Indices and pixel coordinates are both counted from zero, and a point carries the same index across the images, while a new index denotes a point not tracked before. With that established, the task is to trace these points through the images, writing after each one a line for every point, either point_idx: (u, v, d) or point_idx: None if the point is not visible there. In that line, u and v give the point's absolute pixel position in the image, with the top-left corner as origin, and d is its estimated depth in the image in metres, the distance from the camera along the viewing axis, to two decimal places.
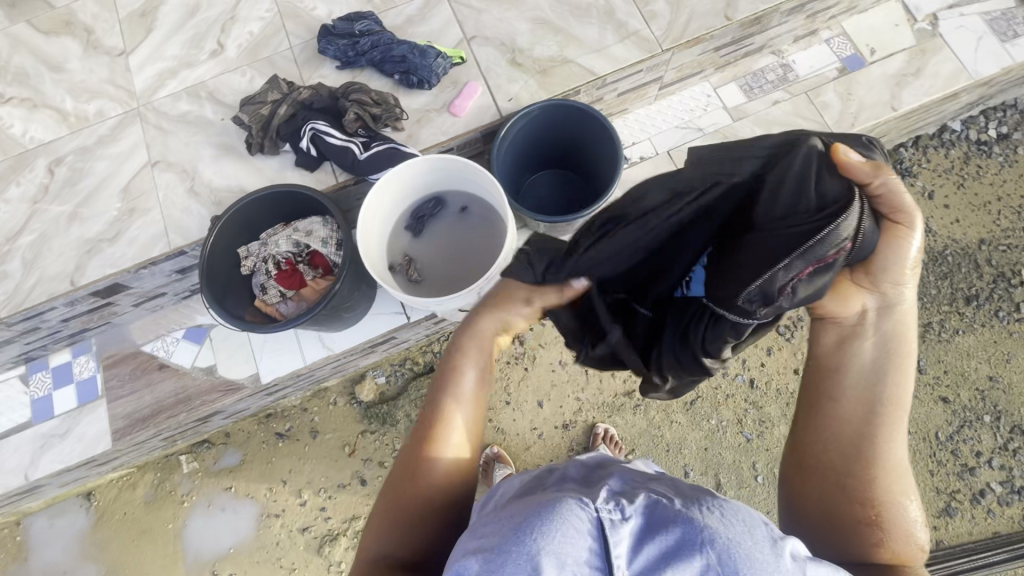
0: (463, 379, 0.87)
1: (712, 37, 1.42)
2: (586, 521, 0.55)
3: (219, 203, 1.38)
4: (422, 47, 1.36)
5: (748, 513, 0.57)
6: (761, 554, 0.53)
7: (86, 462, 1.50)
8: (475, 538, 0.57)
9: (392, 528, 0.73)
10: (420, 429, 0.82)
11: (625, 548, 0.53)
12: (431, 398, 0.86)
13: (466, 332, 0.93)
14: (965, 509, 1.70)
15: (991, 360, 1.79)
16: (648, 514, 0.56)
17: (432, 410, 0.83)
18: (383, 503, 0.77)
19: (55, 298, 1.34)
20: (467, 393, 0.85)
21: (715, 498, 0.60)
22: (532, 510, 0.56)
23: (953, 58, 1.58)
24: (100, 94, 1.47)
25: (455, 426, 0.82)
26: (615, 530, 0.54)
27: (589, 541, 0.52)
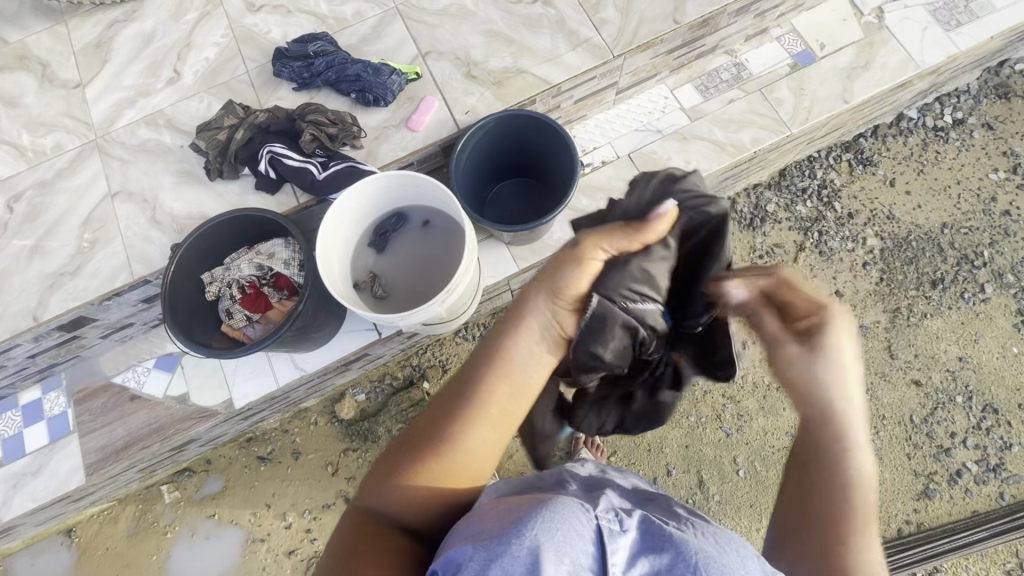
0: (512, 374, 0.70)
1: (662, 41, 1.45)
2: (588, 526, 0.55)
3: (181, 230, 1.37)
4: (376, 65, 1.37)
5: (738, 543, 0.59)
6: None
7: (61, 498, 1.48)
8: (472, 522, 0.56)
9: (391, 498, 0.63)
10: (456, 393, 0.69)
11: (620, 559, 0.55)
12: (464, 373, 0.70)
13: (521, 313, 0.73)
14: (943, 490, 1.72)
15: (960, 342, 1.82)
16: (651, 533, 0.58)
17: (468, 395, 0.68)
18: (386, 463, 0.66)
19: (17, 335, 1.33)
20: (512, 381, 0.70)
21: (711, 526, 0.62)
22: (533, 503, 0.56)
23: (900, 49, 1.62)
24: (58, 128, 1.47)
25: (493, 420, 0.68)
26: (613, 538, 0.56)
27: (590, 547, 0.53)
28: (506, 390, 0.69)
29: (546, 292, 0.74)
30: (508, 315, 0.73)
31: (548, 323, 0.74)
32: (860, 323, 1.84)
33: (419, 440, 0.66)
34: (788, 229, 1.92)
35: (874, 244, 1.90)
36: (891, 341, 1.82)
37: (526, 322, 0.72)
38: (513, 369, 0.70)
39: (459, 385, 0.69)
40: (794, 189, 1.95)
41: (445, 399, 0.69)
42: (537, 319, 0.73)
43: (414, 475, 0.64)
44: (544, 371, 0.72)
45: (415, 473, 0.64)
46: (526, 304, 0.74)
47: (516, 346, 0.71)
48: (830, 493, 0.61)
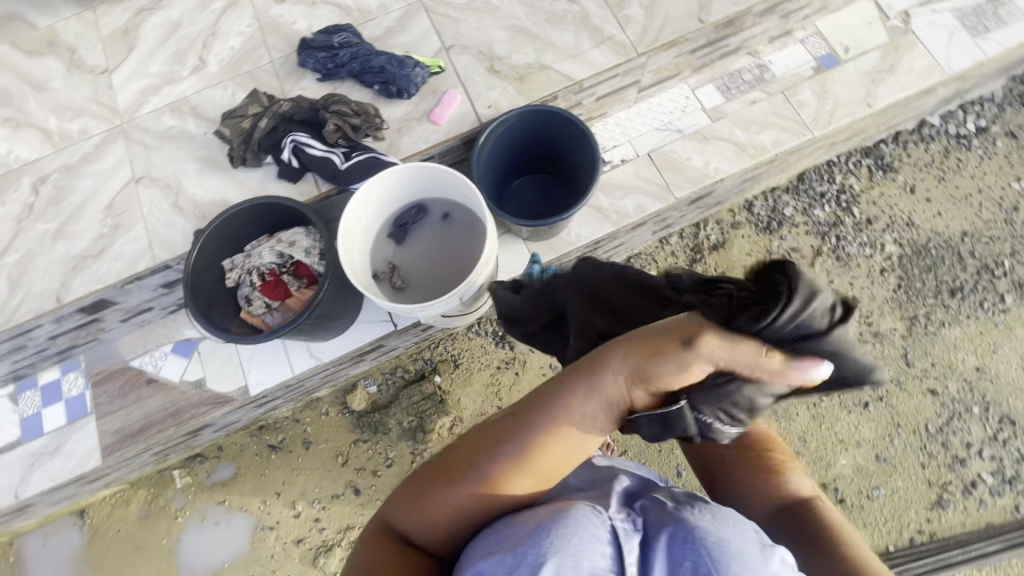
0: (562, 438, 0.72)
1: (686, 40, 1.45)
2: (603, 528, 0.64)
3: (203, 217, 1.39)
4: (401, 58, 1.38)
5: (738, 519, 0.66)
6: (751, 555, 0.61)
7: (77, 479, 1.49)
8: (499, 537, 0.65)
9: (423, 515, 0.72)
10: (505, 432, 0.72)
11: (636, 557, 0.63)
12: (515, 422, 0.72)
13: (589, 384, 0.71)
14: (957, 501, 1.70)
15: (978, 352, 1.80)
16: (658, 526, 0.66)
17: (515, 449, 0.71)
18: (425, 484, 0.73)
19: (41, 315, 1.35)
20: (557, 438, 0.71)
21: (713, 508, 0.69)
22: (550, 513, 0.65)
23: (925, 54, 1.61)
24: (84, 113, 1.48)
25: (532, 471, 0.71)
26: (627, 538, 0.64)
27: (606, 548, 0.62)
28: (547, 445, 0.71)
29: (629, 371, 0.69)
30: (575, 380, 0.72)
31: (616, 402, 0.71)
32: (876, 330, 1.83)
33: (459, 476, 0.72)
34: (806, 233, 1.91)
35: (893, 251, 1.88)
36: (907, 349, 1.81)
37: (591, 395, 0.71)
38: (564, 435, 0.72)
39: (508, 437, 0.71)
40: (813, 194, 1.93)
41: (490, 439, 0.72)
42: (605, 394, 0.70)
43: (451, 503, 0.71)
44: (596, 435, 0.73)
45: (450, 500, 0.71)
46: (600, 379, 0.70)
47: (573, 413, 0.71)
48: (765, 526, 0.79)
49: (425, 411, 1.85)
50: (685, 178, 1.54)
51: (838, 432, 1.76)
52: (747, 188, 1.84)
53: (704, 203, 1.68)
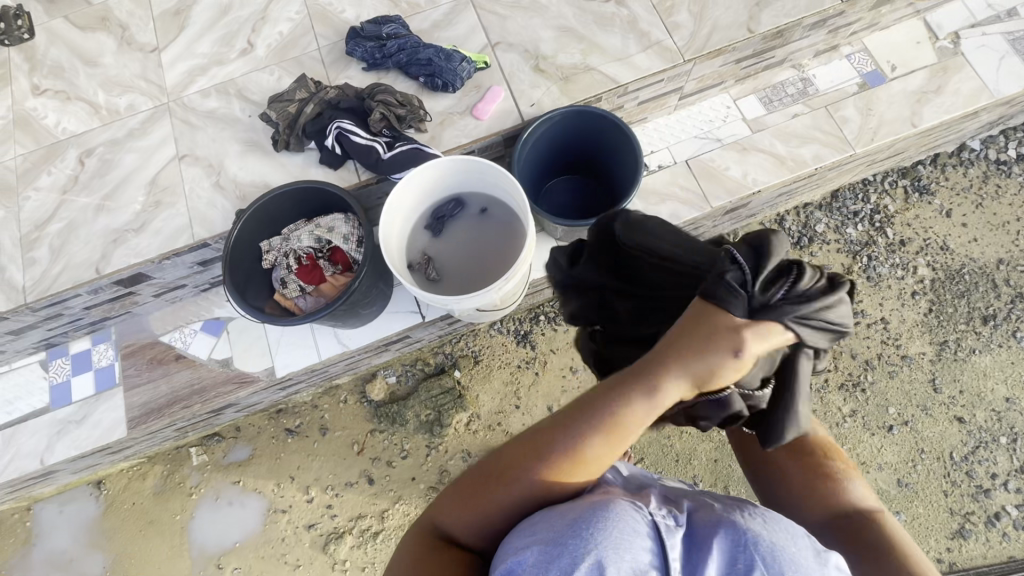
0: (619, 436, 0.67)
1: (734, 49, 1.44)
2: (643, 523, 0.60)
3: (243, 198, 1.40)
4: (448, 51, 1.39)
5: (787, 523, 0.61)
6: (807, 560, 0.57)
7: (101, 449, 1.51)
8: (530, 532, 0.61)
9: (472, 518, 0.66)
10: (577, 413, 0.68)
11: (678, 553, 0.58)
12: (566, 421, 0.67)
13: (647, 386, 0.66)
14: (979, 532, 1.67)
15: (1008, 382, 1.76)
16: (700, 524, 0.61)
17: (569, 446, 0.66)
18: (470, 487, 0.67)
19: (79, 285, 1.37)
20: (625, 424, 0.67)
21: (757, 508, 0.64)
22: (588, 506, 0.61)
23: (974, 76, 1.59)
24: (132, 89, 1.51)
25: (597, 449, 0.67)
26: (670, 534, 0.60)
27: (648, 543, 0.57)
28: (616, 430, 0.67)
29: (685, 374, 0.65)
30: (629, 380, 0.67)
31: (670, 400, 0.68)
32: (904, 353, 1.80)
33: (506, 480, 0.66)
34: (837, 251, 1.88)
35: (926, 274, 1.85)
36: (935, 375, 1.78)
37: (650, 398, 0.66)
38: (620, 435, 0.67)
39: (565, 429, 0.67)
40: (846, 212, 1.91)
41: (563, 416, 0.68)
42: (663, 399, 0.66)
43: (504, 504, 0.66)
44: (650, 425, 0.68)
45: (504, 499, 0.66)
46: (657, 381, 0.66)
47: (630, 410, 0.67)
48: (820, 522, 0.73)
49: (442, 406, 1.86)
50: (722, 187, 1.53)
51: (861, 454, 1.73)
52: (781, 202, 1.83)
53: (739, 214, 1.66)
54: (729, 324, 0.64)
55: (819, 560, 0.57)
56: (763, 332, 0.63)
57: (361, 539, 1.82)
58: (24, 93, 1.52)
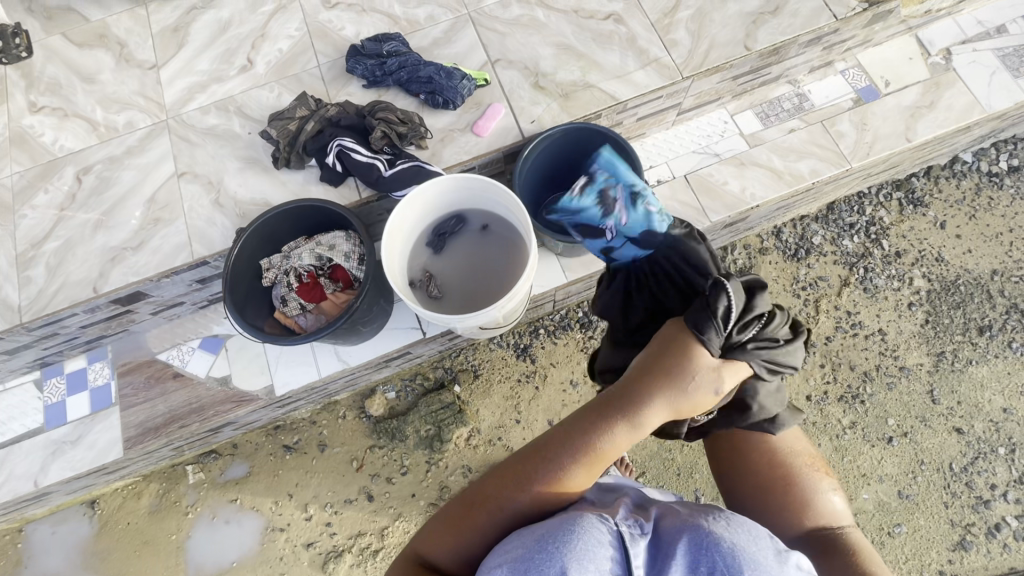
0: (602, 466, 0.70)
1: (730, 66, 1.45)
2: (609, 532, 0.61)
3: (243, 215, 1.40)
4: (449, 69, 1.39)
5: (751, 527, 0.62)
6: (765, 558, 0.58)
7: (96, 469, 1.48)
8: (503, 548, 0.61)
9: (461, 545, 0.66)
10: (564, 438, 0.70)
11: (643, 560, 0.60)
12: (558, 447, 0.69)
13: (632, 418, 0.70)
14: (980, 543, 1.67)
15: (1005, 392, 1.78)
16: (665, 530, 0.63)
17: (559, 476, 0.68)
18: (459, 512, 0.67)
19: (76, 304, 1.35)
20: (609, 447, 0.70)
21: (723, 513, 0.65)
22: (557, 519, 0.62)
23: (966, 92, 1.61)
24: (131, 106, 1.50)
25: (586, 472, 0.69)
26: (634, 543, 0.61)
27: (612, 551, 0.59)
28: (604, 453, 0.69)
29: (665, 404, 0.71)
30: (610, 412, 0.70)
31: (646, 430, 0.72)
32: (902, 365, 1.81)
33: (498, 505, 0.67)
34: (834, 263, 1.90)
35: (921, 285, 1.87)
36: (933, 386, 1.79)
37: (632, 426, 0.70)
38: (604, 465, 0.70)
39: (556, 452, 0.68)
40: (842, 224, 1.93)
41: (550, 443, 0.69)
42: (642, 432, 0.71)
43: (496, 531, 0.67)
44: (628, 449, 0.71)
45: (493, 525, 0.67)
46: (643, 408, 0.70)
47: (615, 440, 0.70)
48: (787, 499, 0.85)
49: (443, 421, 1.84)
50: (720, 203, 1.54)
51: (861, 466, 1.74)
52: (778, 215, 1.84)
53: (737, 227, 1.68)
54: (690, 349, 0.73)
55: (778, 558, 0.58)
56: (737, 370, 0.75)
57: (361, 557, 1.80)
58: (20, 110, 1.51)
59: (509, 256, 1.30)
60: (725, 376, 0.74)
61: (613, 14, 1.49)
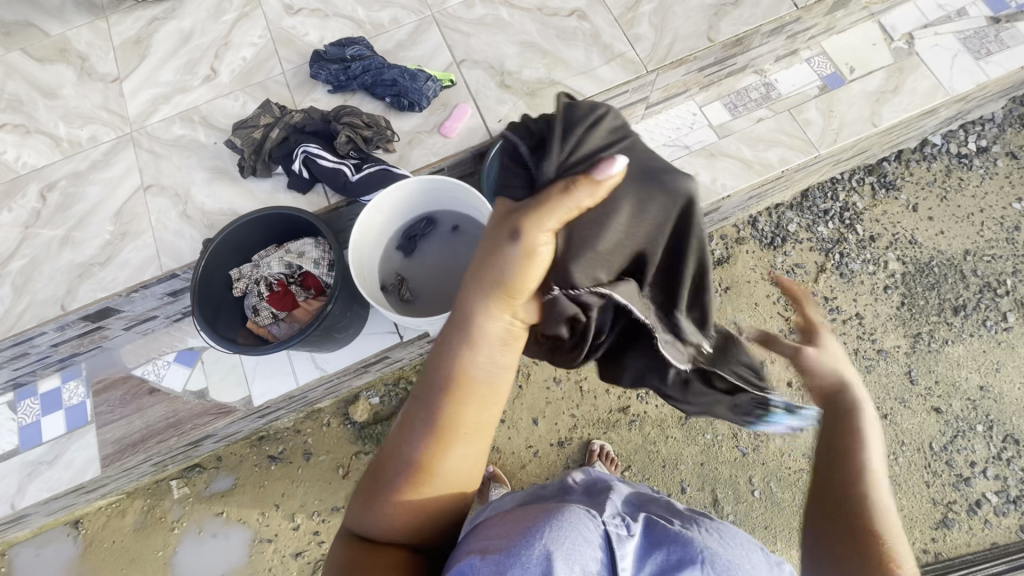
0: (474, 398, 0.66)
1: (695, 58, 1.46)
2: (596, 533, 0.61)
3: (211, 226, 1.38)
4: (413, 71, 1.38)
5: (739, 538, 0.70)
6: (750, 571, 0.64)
7: (76, 488, 1.47)
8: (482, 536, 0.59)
9: (384, 513, 0.63)
10: (437, 378, 0.66)
11: (628, 562, 0.60)
12: (421, 399, 0.66)
13: (467, 329, 0.66)
14: (962, 520, 1.69)
15: (981, 370, 1.80)
16: (654, 535, 0.65)
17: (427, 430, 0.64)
18: (369, 482, 0.65)
19: (45, 323, 1.33)
20: (477, 364, 0.66)
21: (712, 526, 0.72)
22: (542, 514, 0.60)
23: (929, 75, 1.63)
24: (94, 120, 1.48)
25: (470, 396, 0.66)
26: (621, 543, 0.62)
27: (598, 553, 0.58)
28: (476, 370, 0.66)
29: (493, 294, 0.66)
30: (456, 334, 0.67)
31: (505, 331, 0.68)
32: (880, 347, 1.83)
33: (390, 468, 0.64)
34: (809, 250, 1.91)
35: (896, 268, 1.89)
36: (911, 367, 1.81)
37: (482, 332, 0.66)
38: (477, 395, 0.66)
39: (433, 392, 0.65)
40: (816, 211, 1.95)
41: (426, 388, 0.66)
42: (489, 337, 0.67)
43: (402, 502, 0.63)
44: (503, 357, 0.68)
45: (388, 504, 0.63)
46: (483, 312, 0.66)
47: (477, 355, 0.66)
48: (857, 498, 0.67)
49: None
50: None
51: None
52: (752, 204, 1.85)
53: (711, 218, 1.69)
54: (499, 232, 0.66)
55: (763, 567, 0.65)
56: (557, 209, 0.64)
57: None
58: None
59: None
60: (536, 217, 0.64)
61: (576, 10, 1.49)
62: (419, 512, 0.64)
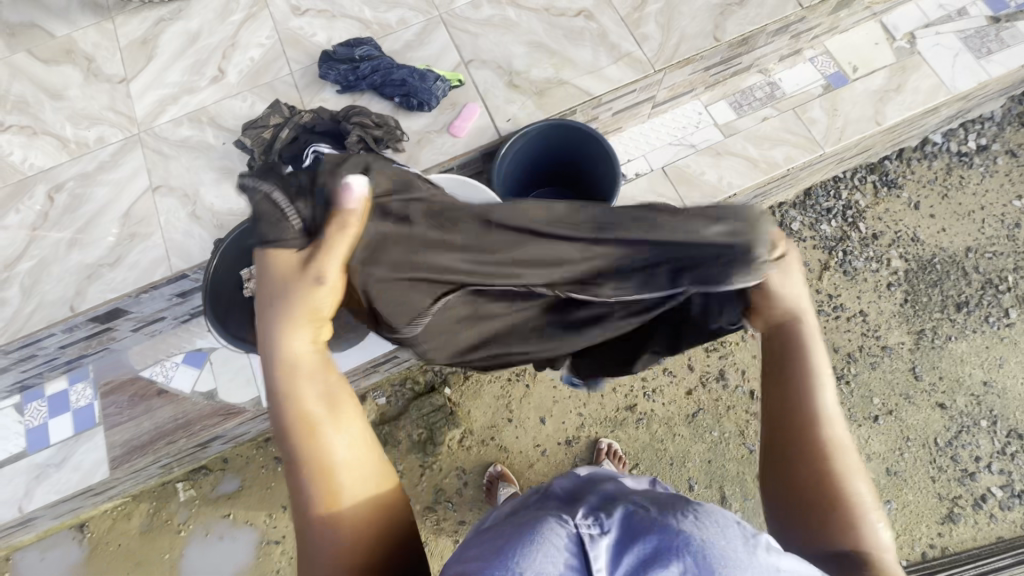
0: (335, 415, 0.61)
1: (701, 58, 1.47)
2: (565, 537, 0.54)
3: (221, 227, 1.38)
4: (422, 71, 1.39)
5: (720, 514, 0.54)
6: (735, 553, 0.50)
7: (84, 491, 1.46)
8: (463, 559, 0.56)
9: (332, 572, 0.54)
10: (286, 436, 0.60)
11: (605, 562, 0.52)
12: (286, 463, 0.60)
13: (285, 376, 0.62)
14: (968, 515, 1.71)
15: (985, 365, 1.82)
16: (626, 527, 0.54)
17: (299, 478, 0.58)
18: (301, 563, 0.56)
19: (54, 324, 1.33)
20: (324, 387, 0.63)
21: (690, 503, 0.56)
22: (518, 532, 0.56)
23: (931, 74, 1.65)
24: (101, 121, 1.48)
25: (331, 414, 0.61)
26: (593, 544, 0.53)
27: (565, 556, 0.52)
28: (326, 391, 0.62)
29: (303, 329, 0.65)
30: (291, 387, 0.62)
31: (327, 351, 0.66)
32: (884, 344, 1.84)
33: (304, 533, 0.56)
34: (813, 248, 1.93)
35: (899, 266, 1.90)
36: (915, 364, 1.82)
37: (311, 363, 0.64)
38: (337, 407, 0.61)
39: (291, 442, 0.59)
40: (819, 209, 1.96)
41: (285, 452, 0.60)
42: (313, 360, 0.64)
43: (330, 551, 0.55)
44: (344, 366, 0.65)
45: (327, 553, 0.55)
46: (300, 352, 0.64)
47: (316, 382, 0.63)
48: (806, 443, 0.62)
49: (434, 424, 1.83)
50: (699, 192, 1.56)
51: None
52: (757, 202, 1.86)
53: None
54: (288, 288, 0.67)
55: (748, 549, 0.50)
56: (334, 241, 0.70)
57: None
58: None
59: None
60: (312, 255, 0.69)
61: (583, 10, 1.50)
62: (354, 553, 0.55)
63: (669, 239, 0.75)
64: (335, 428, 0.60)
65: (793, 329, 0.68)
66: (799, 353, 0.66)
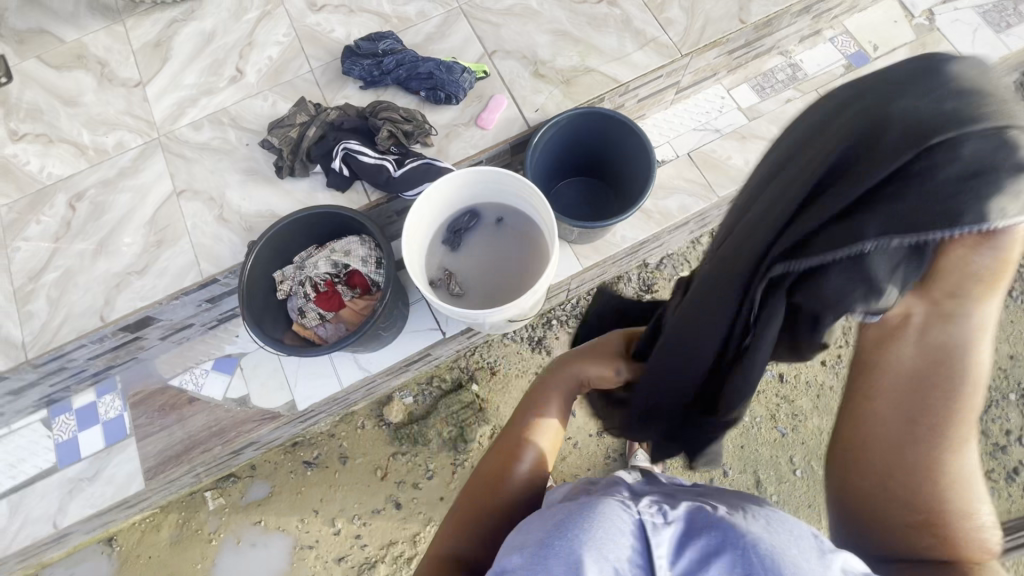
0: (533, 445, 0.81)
1: (727, 40, 1.46)
2: (628, 522, 0.52)
3: (250, 229, 1.36)
4: (448, 63, 1.37)
5: (792, 523, 0.52)
6: (806, 561, 0.47)
7: (118, 504, 1.43)
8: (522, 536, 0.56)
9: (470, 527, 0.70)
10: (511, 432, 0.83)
11: (667, 553, 0.50)
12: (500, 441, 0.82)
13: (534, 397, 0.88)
14: (1000, 488, 1.72)
15: (1010, 339, 1.83)
16: (688, 524, 0.52)
17: (496, 451, 0.80)
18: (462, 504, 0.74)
19: (83, 335, 1.30)
20: (544, 426, 0.84)
21: (761, 509, 0.55)
22: (575, 510, 0.54)
23: (952, 50, 1.64)
24: (119, 126, 1.45)
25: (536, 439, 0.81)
26: (658, 532, 0.51)
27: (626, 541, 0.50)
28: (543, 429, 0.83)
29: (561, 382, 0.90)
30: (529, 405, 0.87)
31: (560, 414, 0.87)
32: None
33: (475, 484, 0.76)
34: None
35: None
36: None
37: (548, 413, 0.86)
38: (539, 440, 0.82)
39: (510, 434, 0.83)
40: None
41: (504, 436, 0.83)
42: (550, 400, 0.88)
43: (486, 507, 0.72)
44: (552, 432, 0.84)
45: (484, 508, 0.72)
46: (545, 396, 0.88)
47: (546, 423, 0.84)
48: (911, 468, 0.61)
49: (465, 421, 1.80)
50: (726, 177, 1.55)
51: None
52: None
53: None
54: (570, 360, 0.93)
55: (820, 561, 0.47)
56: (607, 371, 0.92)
57: (395, 566, 1.77)
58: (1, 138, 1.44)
59: (537, 244, 1.27)
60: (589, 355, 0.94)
61: None
62: (488, 515, 0.71)
63: (871, 149, 0.53)
64: (531, 445, 0.80)
65: (952, 326, 0.59)
66: (949, 357, 0.59)
